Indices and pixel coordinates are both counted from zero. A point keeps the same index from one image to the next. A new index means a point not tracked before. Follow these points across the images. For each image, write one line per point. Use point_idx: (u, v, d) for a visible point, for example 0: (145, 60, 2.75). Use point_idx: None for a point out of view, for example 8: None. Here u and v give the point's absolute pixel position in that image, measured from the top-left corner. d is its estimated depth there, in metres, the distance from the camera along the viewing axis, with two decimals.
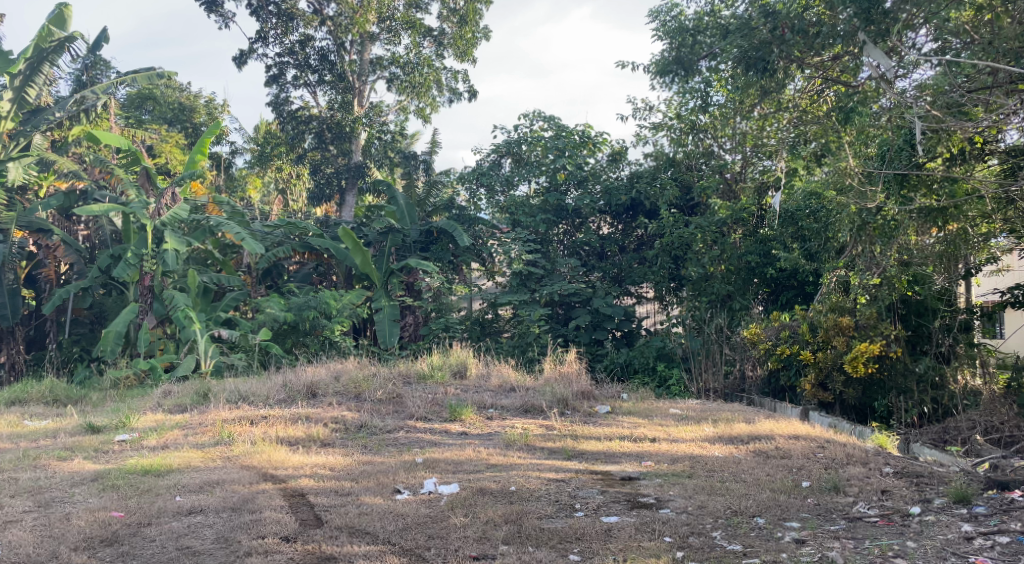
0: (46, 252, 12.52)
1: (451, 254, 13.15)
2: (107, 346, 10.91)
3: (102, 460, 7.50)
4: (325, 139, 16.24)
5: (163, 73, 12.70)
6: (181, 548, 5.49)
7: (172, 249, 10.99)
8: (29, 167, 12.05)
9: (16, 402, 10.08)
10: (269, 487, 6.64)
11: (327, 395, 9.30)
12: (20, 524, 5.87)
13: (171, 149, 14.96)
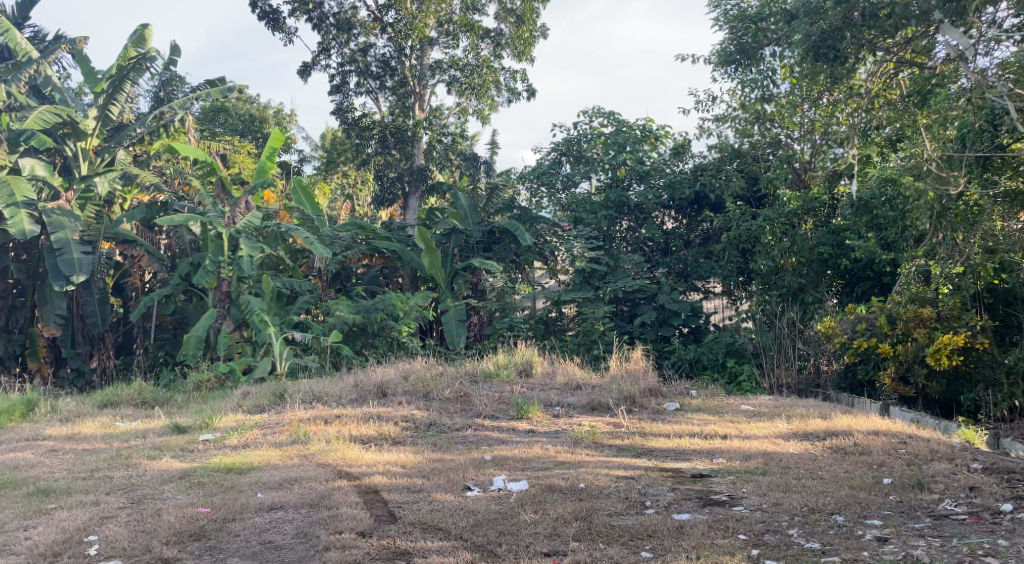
0: (131, 261, 13.05)
1: (513, 253, 13.22)
2: (189, 350, 11.37)
3: (188, 458, 7.82)
4: (388, 144, 16.28)
5: (235, 85, 13.09)
6: (264, 542, 5.70)
7: (247, 256, 11.36)
8: (114, 182, 12.62)
9: (108, 404, 10.60)
10: (344, 484, 6.82)
11: (396, 394, 9.46)
12: (115, 518, 6.18)
13: (243, 159, 15.48)
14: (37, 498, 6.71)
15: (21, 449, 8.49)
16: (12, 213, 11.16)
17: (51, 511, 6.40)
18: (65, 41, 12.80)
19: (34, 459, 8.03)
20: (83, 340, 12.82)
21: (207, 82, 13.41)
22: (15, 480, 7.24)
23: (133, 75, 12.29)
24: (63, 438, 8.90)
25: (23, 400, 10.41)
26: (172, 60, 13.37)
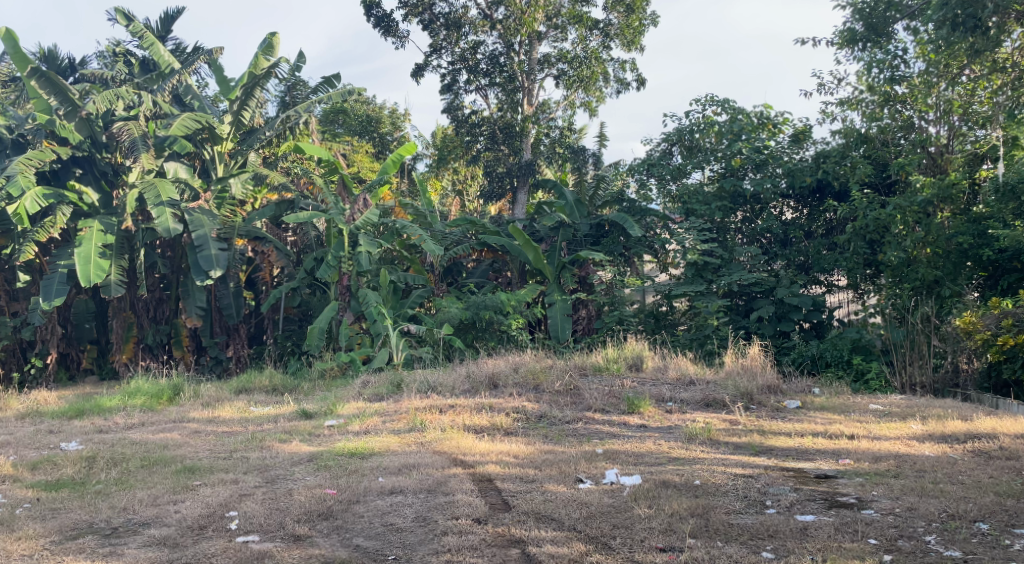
0: (262, 257, 13.83)
1: (622, 246, 13.12)
2: (313, 341, 11.97)
3: (315, 442, 8.21)
4: (497, 140, 16.55)
5: (354, 87, 13.52)
6: (386, 524, 5.97)
7: (366, 252, 11.88)
8: (246, 182, 13.40)
9: (243, 390, 11.26)
10: (459, 471, 6.99)
11: (507, 386, 9.55)
12: (252, 496, 6.58)
13: (361, 158, 16.10)
14: (184, 475, 7.21)
15: (168, 430, 9.13)
16: (158, 212, 12.04)
17: (196, 487, 6.86)
18: (204, 52, 13.62)
19: (179, 439, 8.63)
20: (220, 330, 13.67)
21: (327, 83, 13.95)
22: (164, 458, 7.80)
23: (263, 81, 12.95)
24: (203, 421, 9.52)
25: (167, 385, 11.20)
26: (298, 66, 13.98)
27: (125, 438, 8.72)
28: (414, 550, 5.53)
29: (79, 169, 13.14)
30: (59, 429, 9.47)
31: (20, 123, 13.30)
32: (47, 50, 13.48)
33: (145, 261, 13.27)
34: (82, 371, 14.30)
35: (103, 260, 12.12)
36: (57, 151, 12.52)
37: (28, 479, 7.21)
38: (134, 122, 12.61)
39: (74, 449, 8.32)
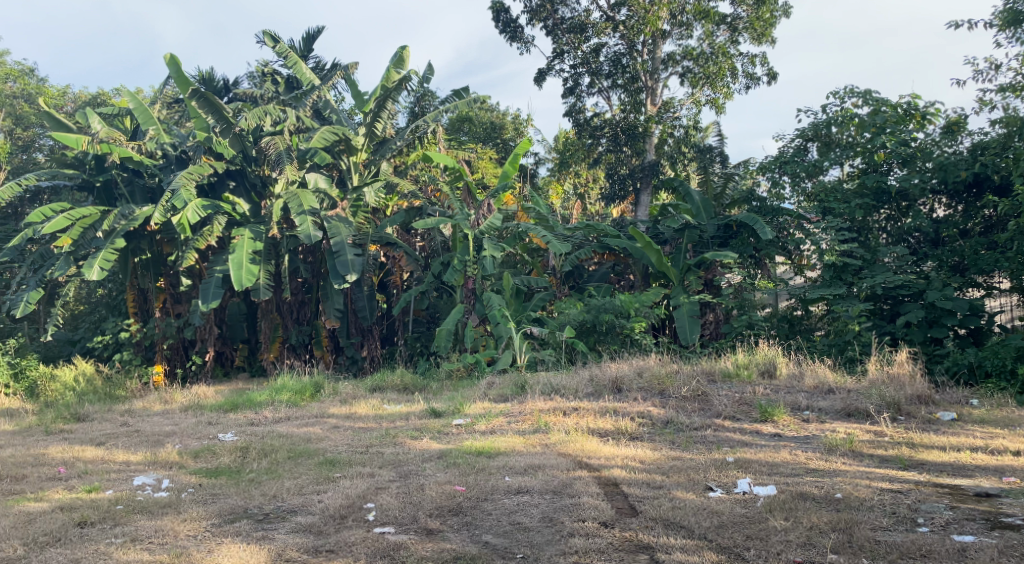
0: (394, 262, 14.35)
1: (753, 247, 12.65)
2: (440, 343, 12.20)
3: (444, 440, 8.41)
4: (620, 141, 16.18)
5: (479, 95, 13.74)
6: (513, 523, 6.06)
7: (490, 256, 12.02)
8: (379, 191, 13.95)
9: (376, 388, 11.70)
10: (585, 474, 6.96)
11: (632, 390, 9.41)
12: (387, 489, 6.82)
13: (486, 163, 16.39)
14: (326, 467, 7.55)
15: (310, 424, 9.59)
16: (301, 220, 12.70)
17: (337, 479, 7.18)
18: (340, 68, 14.24)
19: (321, 433, 9.05)
20: (356, 332, 14.21)
21: (454, 93, 14.25)
22: (308, 450, 8.20)
23: (394, 94, 13.40)
24: (341, 416, 9.95)
25: (308, 382, 11.78)
26: (427, 77, 14.37)
27: (273, 430, 9.23)
28: (542, 550, 5.58)
29: (233, 181, 14.33)
30: (215, 420, 10.14)
31: (181, 140, 14.35)
32: (205, 71, 14.47)
33: (289, 266, 14.03)
34: (235, 368, 15.26)
35: (254, 265, 12.87)
36: (213, 165, 13.46)
37: (190, 465, 7.76)
38: (279, 136, 13.36)
39: (229, 439, 8.88)
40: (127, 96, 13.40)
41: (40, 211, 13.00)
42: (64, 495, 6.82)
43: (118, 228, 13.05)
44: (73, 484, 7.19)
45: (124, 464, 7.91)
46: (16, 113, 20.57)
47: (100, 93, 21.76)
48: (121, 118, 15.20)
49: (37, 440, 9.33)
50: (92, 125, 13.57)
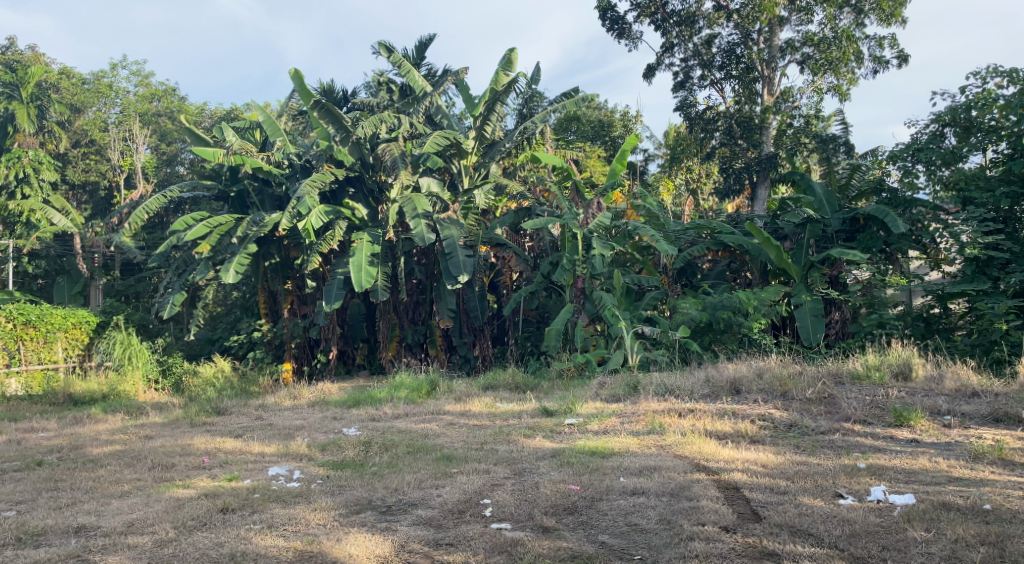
0: (503, 262, 14.49)
1: (882, 242, 11.97)
2: (550, 342, 12.26)
3: (557, 439, 8.39)
4: (735, 134, 15.77)
5: (588, 94, 13.62)
6: (630, 524, 5.98)
7: (599, 255, 11.87)
8: (489, 193, 14.11)
9: (489, 386, 11.82)
10: (703, 477, 6.77)
11: (752, 392, 9.09)
12: (503, 486, 6.85)
13: (594, 162, 16.28)
14: (443, 463, 7.67)
15: (428, 421, 9.78)
16: (415, 223, 12.98)
17: (454, 474, 7.27)
18: (452, 73, 14.47)
19: (438, 430, 9.21)
20: (468, 331, 14.43)
21: (563, 93, 14.16)
22: (426, 446, 8.37)
23: (503, 96, 13.40)
24: (456, 414, 10.10)
25: (425, 380, 12.04)
26: (535, 78, 14.39)
27: (393, 426, 9.46)
28: (661, 552, 5.50)
29: (352, 188, 14.80)
30: (340, 415, 10.50)
31: (306, 149, 15.01)
32: (326, 83, 15.06)
33: (404, 267, 14.38)
34: (356, 366, 15.70)
35: (372, 267, 13.27)
36: (335, 172, 13.97)
37: (318, 458, 8.06)
38: (394, 142, 13.73)
39: (352, 434, 9.17)
40: (257, 110, 14.21)
41: (184, 219, 13.98)
42: (208, 483, 7.21)
43: (250, 234, 13.80)
44: (215, 473, 7.60)
45: (260, 455, 8.30)
46: (161, 130, 22.28)
47: (233, 108, 23.00)
48: (252, 131, 16.07)
49: (183, 431, 9.94)
50: (227, 138, 14.43)
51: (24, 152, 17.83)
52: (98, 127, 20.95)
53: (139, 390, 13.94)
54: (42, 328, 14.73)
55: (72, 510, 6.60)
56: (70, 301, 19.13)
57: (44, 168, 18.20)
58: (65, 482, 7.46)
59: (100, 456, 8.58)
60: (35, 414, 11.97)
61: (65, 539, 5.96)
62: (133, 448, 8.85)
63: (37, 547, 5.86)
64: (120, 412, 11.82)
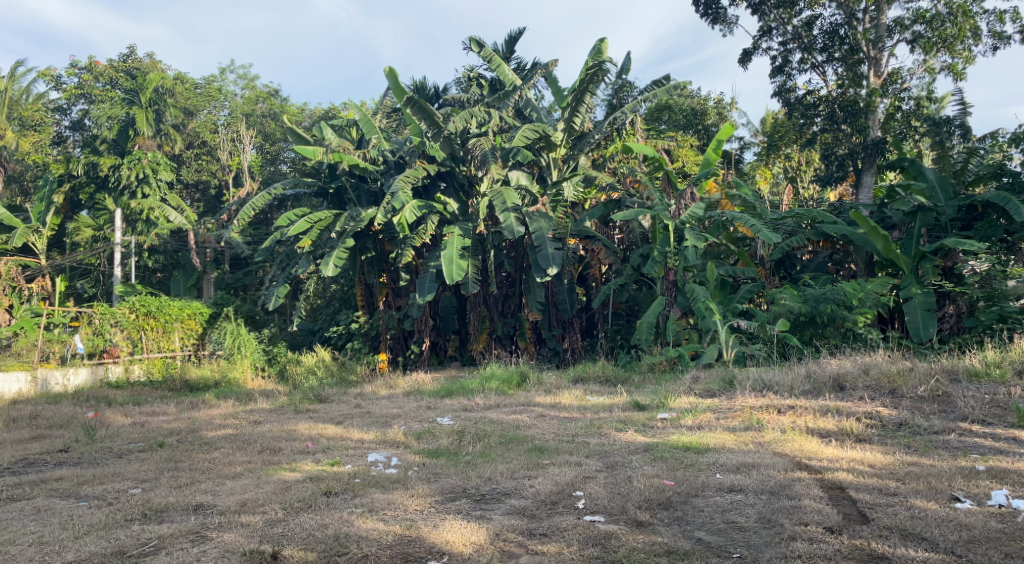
0: (592, 255, 14.35)
1: (1003, 230, 11.30)
2: (642, 335, 12.04)
3: (650, 434, 8.26)
4: (837, 119, 14.93)
5: (680, 82, 13.30)
6: (728, 522, 5.82)
7: (693, 247, 11.61)
8: (578, 185, 14.01)
9: (580, 379, 11.77)
10: (805, 476, 6.52)
11: (857, 389, 8.72)
12: (595, 479, 6.79)
13: (687, 151, 15.92)
14: (535, 454, 7.66)
15: (519, 412, 9.80)
16: (505, 216, 13.02)
17: (546, 466, 7.26)
18: (541, 66, 14.41)
19: (529, 421, 9.21)
20: (557, 324, 14.41)
21: (654, 81, 13.83)
22: (518, 436, 8.39)
23: (592, 87, 13.25)
24: (547, 406, 10.08)
25: (515, 371, 12.08)
26: (626, 68, 14.19)
27: (485, 416, 9.53)
28: (761, 551, 5.33)
29: (443, 183, 14.98)
30: (434, 405, 10.66)
31: (400, 145, 15.31)
32: (419, 80, 15.28)
33: (494, 260, 14.45)
34: (448, 357, 15.82)
35: (463, 260, 13.39)
36: (427, 168, 14.12)
37: (414, 445, 8.19)
38: (484, 137, 13.80)
39: (446, 423, 9.28)
40: (354, 109, 14.59)
41: (287, 215, 14.52)
42: (312, 467, 7.44)
43: (348, 228, 14.17)
44: (319, 458, 7.83)
45: (359, 441, 8.50)
46: (266, 131, 23.03)
47: (332, 107, 23.63)
48: (349, 129, 16.49)
49: (289, 417, 10.30)
50: (325, 137, 14.84)
51: (143, 154, 18.57)
52: (209, 129, 21.89)
53: (248, 377, 14.51)
54: (161, 319, 15.51)
55: (190, 488, 6.91)
56: (186, 293, 20.23)
57: (162, 168, 18.89)
58: (184, 463, 7.84)
59: (214, 439, 8.97)
60: (155, 399, 12.65)
61: (185, 516, 6.24)
62: (243, 432, 9.21)
63: (159, 522, 6.15)
64: (231, 398, 12.35)
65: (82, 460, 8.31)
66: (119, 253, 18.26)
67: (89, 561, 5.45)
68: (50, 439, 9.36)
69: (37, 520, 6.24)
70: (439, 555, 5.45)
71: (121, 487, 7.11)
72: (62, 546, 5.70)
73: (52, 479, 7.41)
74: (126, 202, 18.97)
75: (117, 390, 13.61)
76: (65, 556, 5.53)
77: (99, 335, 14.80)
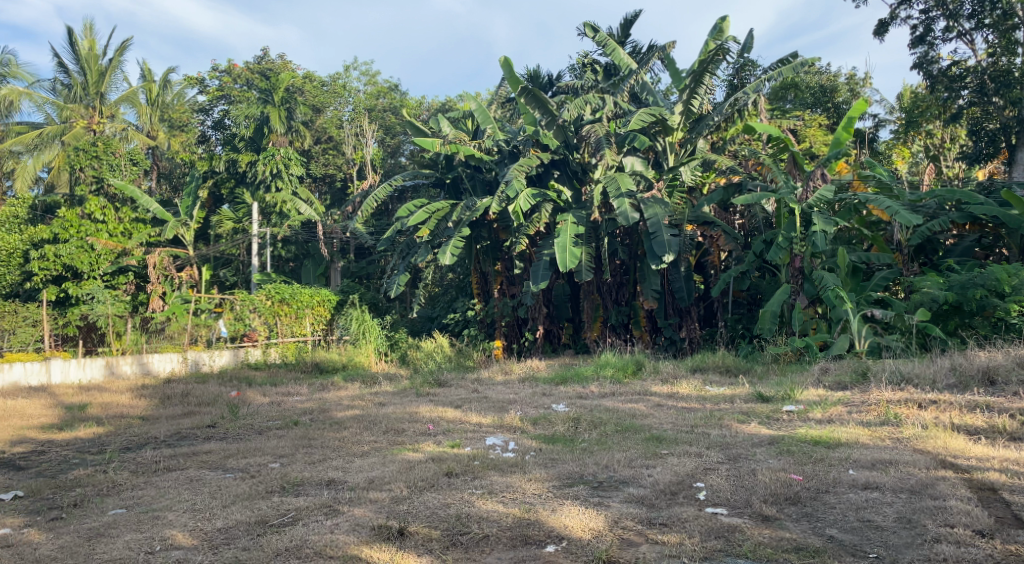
0: (711, 241, 13.75)
1: None
2: (764, 324, 11.61)
3: (775, 426, 7.87)
4: (988, 91, 13.79)
5: (808, 58, 12.61)
6: (863, 520, 5.45)
7: (822, 232, 10.96)
8: (696, 170, 13.58)
9: (699, 369, 11.45)
10: (951, 475, 6.03)
11: (1009, 384, 8.02)
12: (717, 471, 6.53)
13: (816, 131, 15.16)
14: (653, 443, 7.46)
15: (635, 401, 9.59)
16: (619, 202, 12.78)
17: (665, 455, 7.04)
18: (659, 49, 13.98)
19: (646, 410, 8.98)
20: (674, 312, 14.03)
21: (779, 59, 13.19)
22: (634, 425, 8.19)
23: (713, 67, 12.75)
24: (665, 396, 9.81)
25: (631, 360, 11.85)
26: (749, 46, 13.60)
27: (601, 404, 9.38)
28: (900, 553, 4.97)
29: (556, 171, 14.81)
30: (549, 391, 10.62)
31: (514, 135, 15.18)
32: (533, 70, 15.24)
33: (609, 248, 14.23)
34: (562, 345, 15.77)
35: (576, 248, 13.25)
36: (540, 156, 14.07)
37: (531, 431, 8.15)
38: (599, 123, 13.57)
39: (562, 410, 9.19)
40: (471, 101, 14.71)
41: (406, 206, 14.81)
42: (434, 448, 7.54)
43: (464, 218, 14.31)
44: (440, 440, 7.92)
45: (477, 425, 8.55)
46: (387, 124, 23.59)
47: (448, 99, 23.98)
48: (464, 120, 16.66)
49: (411, 400, 10.50)
50: (442, 128, 15.06)
51: (277, 149, 19.60)
52: (335, 124, 22.88)
53: (372, 360, 14.95)
54: (294, 305, 16.19)
55: (323, 465, 7.14)
56: (315, 281, 21.07)
57: (293, 163, 19.89)
58: (316, 440, 8.12)
59: (343, 418, 9.25)
60: (290, 380, 13.22)
61: (319, 490, 6.44)
62: (369, 413, 9.44)
63: (296, 495, 6.36)
64: (357, 381, 12.76)
65: (227, 435, 8.75)
66: (256, 244, 19.22)
67: (236, 528, 5.68)
68: (200, 416, 9.92)
69: (190, 489, 6.60)
70: (558, 540, 5.36)
71: (262, 461, 7.42)
72: (212, 513, 5.96)
73: (201, 452, 7.82)
74: (261, 196, 20.04)
75: (257, 370, 14.34)
76: (214, 522, 5.78)
77: (240, 320, 15.47)
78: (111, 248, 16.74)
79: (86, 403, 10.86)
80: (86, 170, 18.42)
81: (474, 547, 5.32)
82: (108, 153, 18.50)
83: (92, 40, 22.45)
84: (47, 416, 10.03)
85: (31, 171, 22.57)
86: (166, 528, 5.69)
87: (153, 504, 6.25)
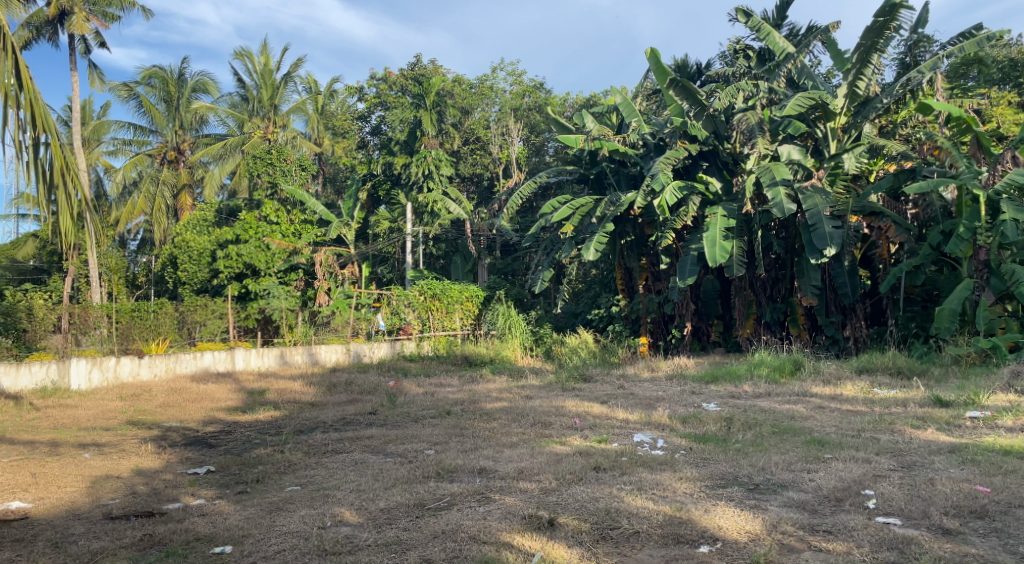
0: (878, 233, 12.82)
1: None
2: (942, 323, 10.58)
3: (957, 434, 7.13)
4: None
5: (995, 30, 11.40)
6: None
7: (1012, 220, 9.95)
8: (861, 156, 12.68)
9: (866, 370, 10.61)
10: None
11: None
12: (889, 478, 5.98)
13: (1003, 110, 13.76)
14: (815, 447, 6.96)
15: (794, 402, 9.04)
16: (774, 193, 12.12)
17: (829, 460, 6.54)
18: (819, 31, 13.15)
19: (806, 412, 8.43)
20: (836, 309, 13.17)
21: (960, 33, 12.05)
22: (793, 427, 7.69)
23: (881, 45, 11.78)
24: (827, 397, 9.17)
25: (788, 358, 11.18)
26: (924, 21, 12.53)
27: (756, 404, 8.89)
28: None
29: (706, 162, 14.30)
30: (699, 390, 10.20)
31: (661, 128, 14.77)
32: (681, 59, 14.76)
33: (763, 241, 13.55)
34: (711, 344, 15.20)
35: (727, 242, 12.72)
36: (689, 148, 13.60)
37: (680, 429, 7.84)
38: (752, 111, 12.88)
39: (713, 409, 8.79)
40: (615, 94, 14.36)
41: (551, 202, 14.76)
42: (581, 442, 7.40)
43: (608, 213, 14.04)
44: (586, 434, 7.77)
45: (625, 421, 8.33)
46: (532, 122, 23.70)
47: (594, 94, 23.75)
48: (610, 115, 16.42)
49: (558, 394, 10.44)
50: (587, 124, 14.92)
51: (428, 152, 20.22)
52: (483, 125, 22.87)
53: (518, 355, 15.15)
54: (445, 299, 16.51)
55: (474, 453, 7.17)
56: (464, 277, 21.50)
57: (444, 164, 20.46)
58: (468, 430, 8.19)
59: (492, 410, 9.30)
60: (442, 371, 13.57)
61: (471, 478, 6.45)
62: (517, 405, 9.45)
63: (450, 481, 6.41)
64: (506, 374, 12.85)
65: (386, 422, 9.01)
66: (410, 243, 19.91)
67: (397, 509, 5.77)
68: (362, 403, 10.30)
69: (355, 471, 6.81)
70: (713, 540, 5.07)
71: (418, 447, 7.56)
72: (374, 494, 6.11)
73: (363, 437, 8.07)
74: (415, 196, 20.68)
75: (411, 362, 14.75)
76: (376, 503, 5.92)
77: (396, 314, 16.21)
78: (284, 248, 17.66)
79: (263, 389, 11.56)
80: (263, 176, 19.95)
81: (625, 542, 5.12)
82: (281, 160, 19.88)
83: (267, 56, 24.16)
84: (232, 399, 10.75)
85: (217, 178, 24.55)
86: (335, 506, 5.87)
87: (324, 483, 6.49)
